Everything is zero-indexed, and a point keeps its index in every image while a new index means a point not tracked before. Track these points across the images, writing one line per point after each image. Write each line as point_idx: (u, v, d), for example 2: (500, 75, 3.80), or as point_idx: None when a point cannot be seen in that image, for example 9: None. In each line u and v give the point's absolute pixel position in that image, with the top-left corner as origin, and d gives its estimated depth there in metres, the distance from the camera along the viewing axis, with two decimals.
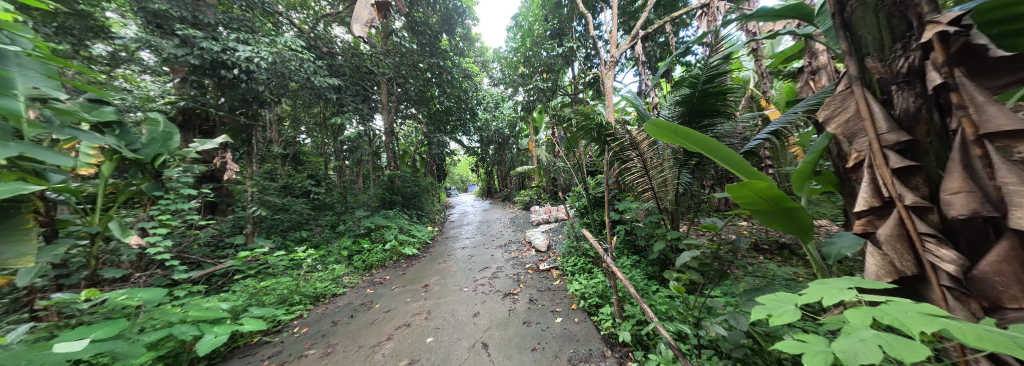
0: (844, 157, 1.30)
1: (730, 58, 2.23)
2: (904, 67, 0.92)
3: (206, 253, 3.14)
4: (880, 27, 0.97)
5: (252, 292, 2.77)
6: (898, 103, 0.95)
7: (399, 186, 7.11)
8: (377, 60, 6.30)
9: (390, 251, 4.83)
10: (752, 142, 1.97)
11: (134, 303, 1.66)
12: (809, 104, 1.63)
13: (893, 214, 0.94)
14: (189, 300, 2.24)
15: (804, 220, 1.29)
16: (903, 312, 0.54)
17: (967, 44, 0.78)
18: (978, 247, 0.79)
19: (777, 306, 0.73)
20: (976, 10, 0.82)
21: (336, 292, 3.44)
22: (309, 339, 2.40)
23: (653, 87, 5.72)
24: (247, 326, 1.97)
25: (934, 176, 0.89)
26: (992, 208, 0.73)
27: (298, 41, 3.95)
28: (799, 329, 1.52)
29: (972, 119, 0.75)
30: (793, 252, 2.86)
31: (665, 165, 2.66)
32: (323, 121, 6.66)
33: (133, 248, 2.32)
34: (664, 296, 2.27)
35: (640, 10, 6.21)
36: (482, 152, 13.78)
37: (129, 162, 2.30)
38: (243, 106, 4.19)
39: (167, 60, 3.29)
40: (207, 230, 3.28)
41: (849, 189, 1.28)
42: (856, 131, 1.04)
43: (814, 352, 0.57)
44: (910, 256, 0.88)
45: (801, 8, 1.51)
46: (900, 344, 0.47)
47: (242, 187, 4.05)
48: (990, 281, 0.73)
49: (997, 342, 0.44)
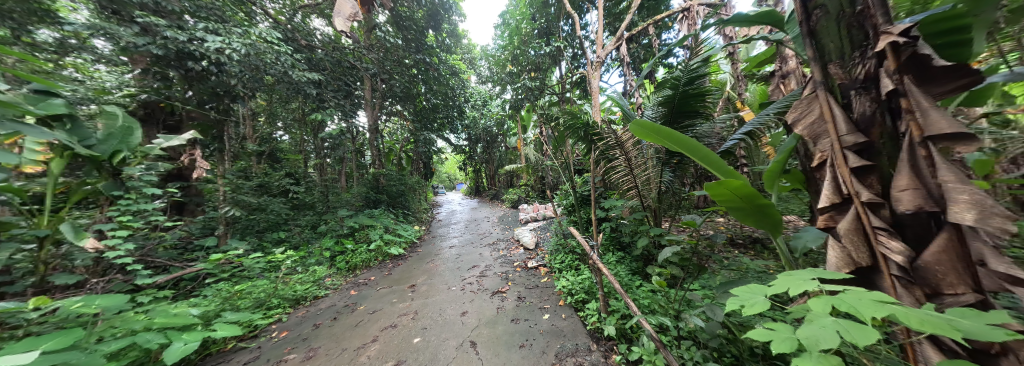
0: (810, 156, 1.38)
1: (709, 61, 2.30)
2: (862, 73, 0.99)
3: (172, 256, 2.92)
4: (841, 36, 1.04)
5: (226, 296, 2.64)
6: (856, 107, 1.03)
7: (383, 185, 6.96)
8: (360, 55, 6.10)
9: (375, 252, 4.72)
10: (729, 143, 2.04)
11: (92, 312, 1.53)
12: (780, 107, 1.71)
13: (851, 211, 1.01)
14: (154, 305, 2.10)
15: (774, 216, 1.37)
16: (858, 300, 0.59)
17: (913, 54, 0.86)
18: (923, 239, 0.88)
19: (749, 297, 0.78)
20: (923, 22, 0.91)
21: (317, 294, 3.35)
22: (289, 343, 2.32)
23: (637, 87, 5.84)
24: (220, 332, 1.87)
25: (885, 175, 0.97)
26: (933, 204, 0.82)
27: (274, 33, 3.80)
28: (770, 318, 1.62)
29: (919, 123, 0.83)
30: (764, 246, 3.06)
31: (648, 164, 2.76)
32: (302, 116, 6.29)
33: (89, 253, 2.11)
34: (647, 290, 2.35)
35: (624, 12, 6.37)
36: (470, 150, 13.61)
37: (82, 159, 2.17)
38: (213, 100, 3.94)
39: (125, 49, 3.01)
40: (174, 231, 3.06)
41: (815, 187, 1.37)
42: (820, 132, 1.11)
43: (781, 339, 0.62)
44: (865, 248, 0.95)
45: (773, 15, 1.56)
46: (855, 329, 0.52)
47: (213, 186, 3.77)
48: (931, 269, 0.82)
49: (933, 324, 0.50)
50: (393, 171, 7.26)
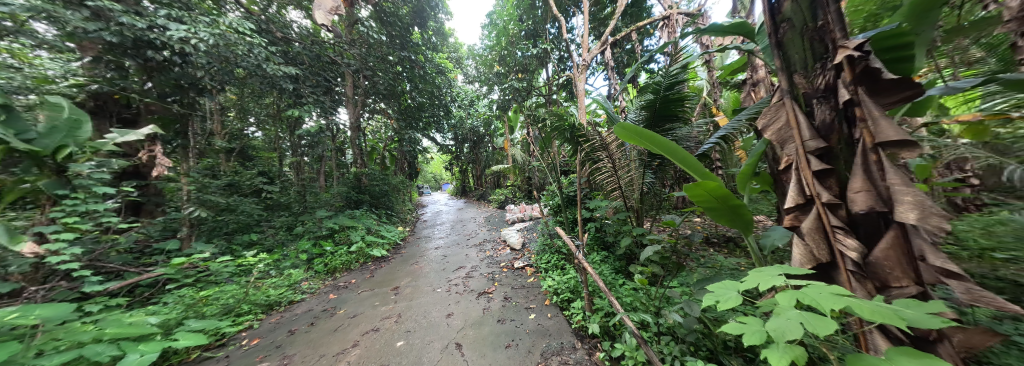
0: (777, 160, 1.47)
1: (688, 68, 2.40)
2: (823, 83, 1.06)
3: (128, 261, 2.69)
4: (805, 49, 1.12)
5: (189, 303, 2.46)
6: (817, 114, 1.10)
7: (365, 185, 6.76)
8: (340, 50, 5.90)
9: (356, 253, 4.57)
10: (705, 146, 2.13)
11: (30, 323, 1.38)
12: (751, 113, 1.80)
13: (813, 211, 1.08)
14: (106, 314, 1.93)
15: (746, 216, 1.44)
16: (819, 294, 0.64)
17: (866, 67, 0.94)
18: (873, 236, 0.96)
19: (723, 293, 0.82)
20: (874, 38, 0.99)
21: (292, 299, 3.20)
22: (262, 351, 2.20)
23: (621, 91, 6.00)
24: (183, 342, 1.74)
25: (843, 178, 1.05)
26: (882, 205, 0.89)
27: (246, 23, 3.60)
28: (742, 313, 1.71)
29: (871, 131, 0.90)
30: (737, 245, 3.23)
31: (631, 165, 2.84)
32: (277, 112, 5.98)
33: (27, 258, 1.91)
34: (629, 288, 2.42)
35: (608, 17, 6.55)
36: (456, 150, 13.46)
37: (19, 155, 2.00)
38: (176, 93, 3.66)
39: (72, 34, 2.73)
40: (130, 234, 2.81)
41: (782, 188, 1.46)
42: (786, 138, 1.18)
43: (751, 331, 0.66)
44: (825, 246, 1.02)
45: (745, 26, 1.65)
46: (816, 320, 0.56)
47: (175, 185, 3.50)
48: (881, 264, 0.90)
49: (882, 314, 0.54)
50: (376, 171, 7.06)
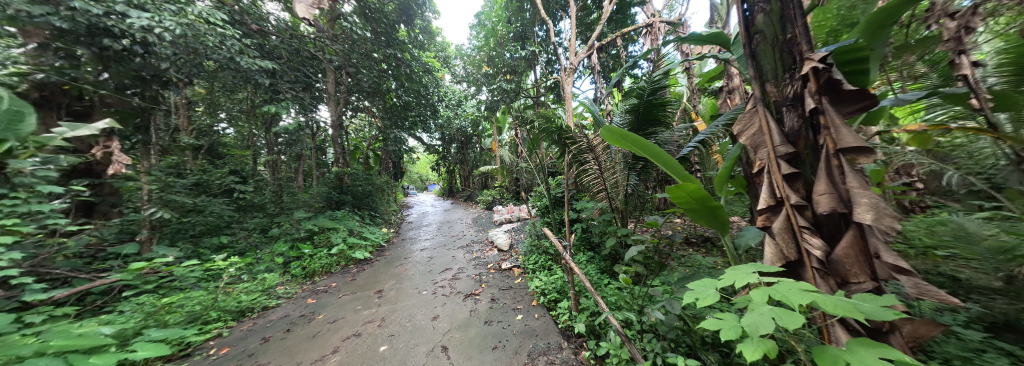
0: (751, 164, 1.55)
1: (670, 74, 2.49)
2: (792, 92, 1.13)
3: (78, 266, 2.46)
4: (776, 59, 1.18)
5: (150, 311, 2.28)
6: (787, 121, 1.17)
7: (348, 185, 6.54)
8: (321, 45, 5.69)
9: (337, 256, 4.40)
10: (685, 150, 2.21)
11: None
12: (727, 118, 1.89)
13: (782, 212, 1.15)
14: (50, 326, 1.75)
15: (723, 217, 1.51)
16: (789, 289, 0.68)
17: (829, 78, 1.01)
18: (835, 236, 1.03)
19: (702, 290, 0.85)
20: (836, 52, 1.07)
21: (267, 304, 3.04)
22: (232, 361, 2.07)
23: (606, 95, 6.13)
24: (142, 353, 1.61)
25: (809, 181, 1.12)
26: (843, 206, 0.95)
27: (218, 13, 3.40)
28: (719, 310, 1.78)
29: (833, 137, 0.97)
30: (714, 245, 3.38)
31: (616, 167, 2.91)
32: (252, 108, 5.67)
33: None
34: (614, 288, 2.47)
35: (595, 22, 6.69)
36: (444, 150, 13.30)
37: None
38: (138, 85, 3.40)
39: (13, 18, 2.43)
40: (81, 238, 2.57)
41: (755, 191, 1.54)
42: (759, 143, 1.25)
43: (728, 327, 0.69)
44: (794, 244, 1.08)
45: (722, 36, 1.74)
46: (786, 315, 0.59)
47: (135, 185, 3.24)
48: (842, 261, 0.96)
49: (844, 308, 0.58)
50: (359, 170, 6.85)
